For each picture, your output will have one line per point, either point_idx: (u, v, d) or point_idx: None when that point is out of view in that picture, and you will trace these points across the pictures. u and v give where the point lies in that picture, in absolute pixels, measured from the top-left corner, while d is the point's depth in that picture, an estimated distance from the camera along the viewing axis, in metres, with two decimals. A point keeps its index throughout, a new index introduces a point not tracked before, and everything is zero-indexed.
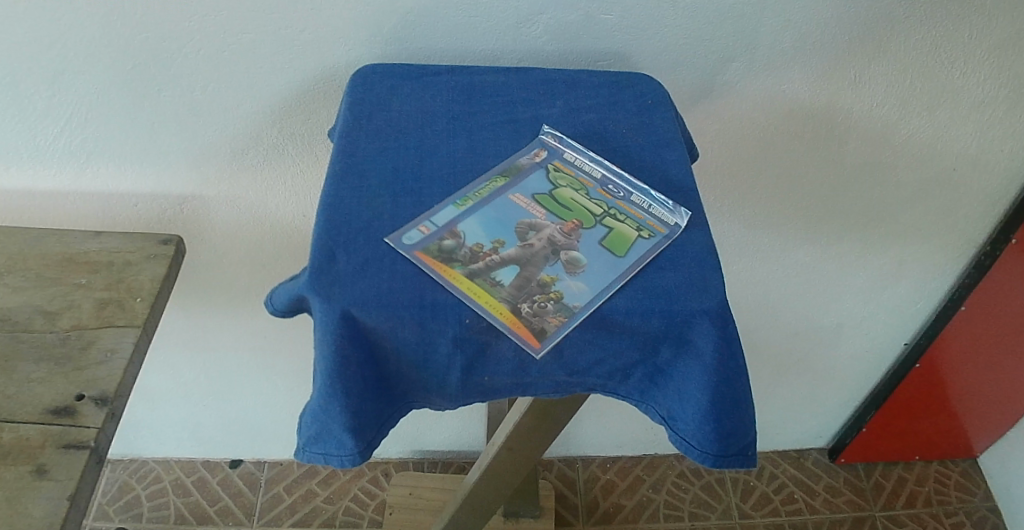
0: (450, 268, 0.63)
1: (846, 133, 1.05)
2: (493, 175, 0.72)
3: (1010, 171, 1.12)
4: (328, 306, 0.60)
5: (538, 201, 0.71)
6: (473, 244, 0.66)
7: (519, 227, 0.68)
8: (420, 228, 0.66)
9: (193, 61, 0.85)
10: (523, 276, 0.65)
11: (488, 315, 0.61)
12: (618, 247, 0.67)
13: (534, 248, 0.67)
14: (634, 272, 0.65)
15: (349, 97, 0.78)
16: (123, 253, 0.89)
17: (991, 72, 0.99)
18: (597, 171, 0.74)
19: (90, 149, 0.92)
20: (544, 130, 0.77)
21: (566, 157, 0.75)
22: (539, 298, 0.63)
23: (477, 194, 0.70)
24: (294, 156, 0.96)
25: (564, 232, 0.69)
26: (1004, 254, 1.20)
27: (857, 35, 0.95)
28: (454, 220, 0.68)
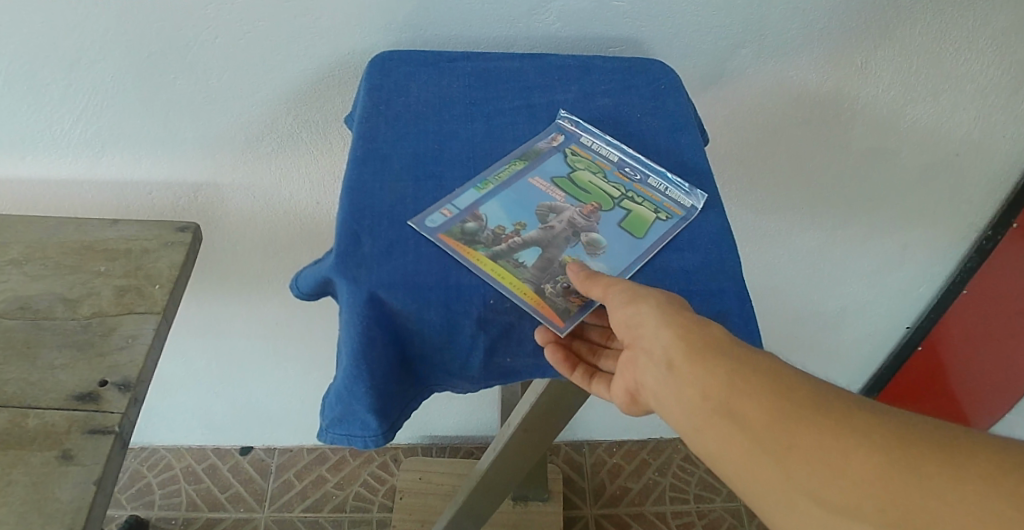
0: (473, 250, 0.64)
1: (853, 117, 1.06)
2: (512, 159, 0.73)
3: (1013, 155, 1.13)
4: (356, 288, 0.61)
5: (557, 184, 0.72)
6: (496, 226, 0.67)
7: (540, 209, 0.69)
8: (443, 211, 0.67)
9: (209, 50, 0.86)
10: (546, 257, 0.66)
11: (512, 295, 0.62)
12: (636, 229, 0.69)
13: (555, 231, 0.68)
14: (651, 255, 0.66)
15: (367, 83, 0.79)
16: (141, 240, 0.90)
17: (995, 57, 1.01)
18: (614, 155, 0.75)
19: (106, 138, 0.93)
20: (561, 115, 0.77)
21: (583, 141, 0.76)
22: (561, 280, 0.64)
23: (497, 178, 0.71)
24: (308, 143, 0.96)
25: (583, 215, 0.70)
26: (1006, 238, 1.21)
27: (864, 22, 0.96)
28: (476, 203, 0.68)
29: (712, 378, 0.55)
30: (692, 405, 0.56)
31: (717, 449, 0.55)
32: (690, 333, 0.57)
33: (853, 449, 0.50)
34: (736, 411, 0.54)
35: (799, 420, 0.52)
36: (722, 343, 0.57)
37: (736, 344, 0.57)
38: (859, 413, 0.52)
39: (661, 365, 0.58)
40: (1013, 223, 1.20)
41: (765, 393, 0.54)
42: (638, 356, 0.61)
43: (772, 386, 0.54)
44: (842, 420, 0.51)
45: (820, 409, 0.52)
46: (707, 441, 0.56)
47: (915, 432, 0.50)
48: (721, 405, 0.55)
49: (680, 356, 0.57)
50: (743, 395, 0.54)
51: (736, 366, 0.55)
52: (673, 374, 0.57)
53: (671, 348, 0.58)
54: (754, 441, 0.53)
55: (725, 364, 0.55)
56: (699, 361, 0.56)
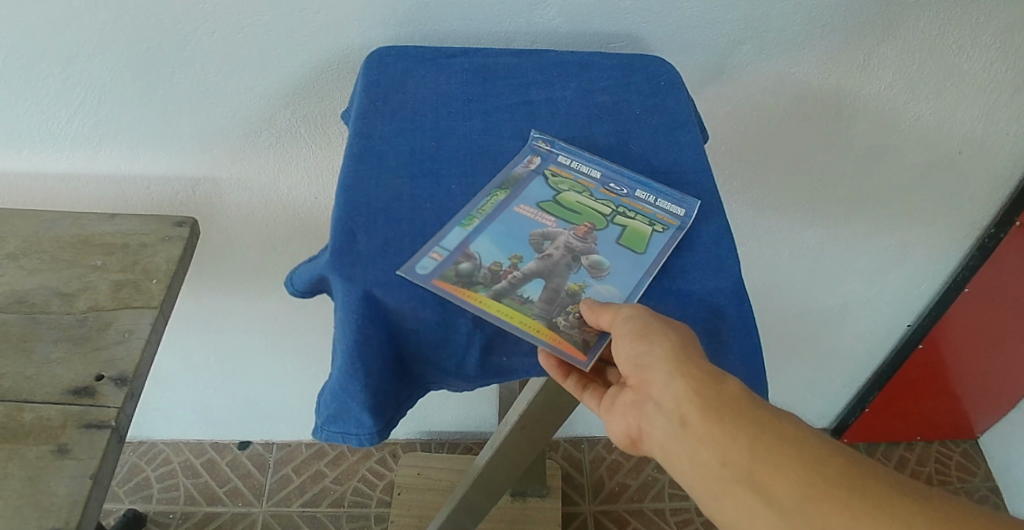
0: (474, 292, 0.62)
1: (855, 115, 1.06)
2: (493, 189, 0.70)
3: (1016, 153, 1.12)
4: (351, 286, 0.60)
5: (544, 209, 0.69)
6: (491, 263, 0.64)
7: (532, 239, 0.67)
8: (432, 255, 0.63)
9: (207, 44, 0.86)
10: (551, 288, 0.64)
11: (529, 335, 0.60)
12: (637, 244, 0.67)
13: (553, 259, 0.66)
14: (658, 267, 0.65)
15: (365, 79, 0.78)
16: (139, 235, 0.89)
17: (999, 54, 1.00)
18: (595, 171, 0.73)
19: (104, 132, 0.92)
20: (533, 136, 0.75)
21: (560, 161, 0.73)
22: (573, 309, 0.63)
23: (481, 210, 0.68)
24: (307, 139, 0.96)
25: (578, 237, 0.68)
26: (1008, 237, 1.21)
27: (866, 19, 0.96)
28: (466, 241, 0.65)
29: (730, 443, 0.54)
30: (709, 469, 0.55)
31: (738, 515, 0.54)
32: (707, 392, 0.56)
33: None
34: (760, 481, 0.53)
35: (824, 494, 0.51)
36: (742, 405, 0.55)
37: (753, 403, 0.56)
38: (889, 492, 0.51)
39: (674, 420, 0.57)
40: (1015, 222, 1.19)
41: (783, 458, 0.53)
42: (647, 405, 0.60)
43: (796, 456, 0.53)
44: (874, 499, 0.50)
45: (850, 485, 0.51)
46: (726, 506, 0.55)
47: (950, 516, 0.49)
48: (742, 473, 0.54)
49: (697, 416, 0.56)
50: (767, 466, 0.53)
51: (755, 429, 0.54)
52: (686, 432, 0.56)
53: (687, 405, 0.56)
54: (780, 516, 0.52)
55: (741, 424, 0.55)
56: (717, 422, 0.55)
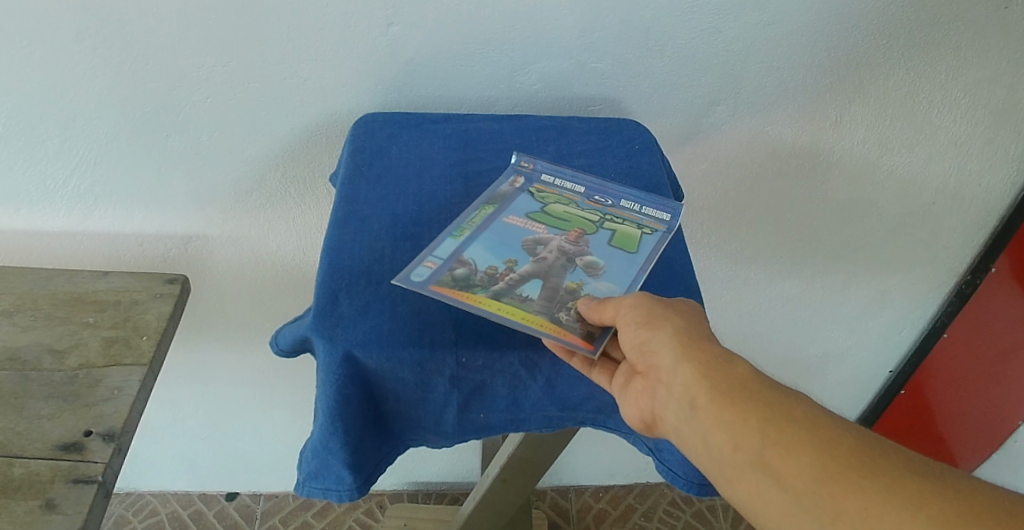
0: (472, 292, 0.64)
1: (828, 171, 1.10)
2: (481, 205, 0.75)
3: (989, 203, 1.16)
4: (332, 348, 0.63)
5: (534, 219, 0.74)
6: (486, 267, 0.67)
7: (526, 245, 0.71)
8: (426, 264, 0.67)
9: (202, 108, 0.90)
10: (549, 287, 0.66)
11: (532, 328, 0.62)
12: (628, 244, 0.72)
13: (548, 261, 0.69)
14: (651, 264, 0.70)
15: (352, 144, 0.82)
16: (131, 292, 0.93)
17: (970, 109, 1.05)
18: (578, 186, 0.78)
19: (100, 192, 0.96)
20: (516, 159, 0.80)
21: (544, 180, 0.79)
22: (572, 305, 0.65)
23: (471, 223, 0.72)
24: (298, 199, 1.00)
25: (570, 241, 0.72)
26: (985, 282, 1.24)
27: (837, 79, 1.00)
28: (458, 250, 0.69)
29: (740, 425, 0.57)
30: (720, 453, 0.57)
31: (751, 499, 0.56)
32: (715, 374, 0.59)
33: (895, 515, 0.51)
34: (770, 464, 0.55)
35: (837, 477, 0.53)
36: (752, 390, 0.58)
37: (762, 384, 0.58)
38: (899, 475, 0.52)
39: (684, 403, 0.59)
40: (992, 268, 1.22)
41: (795, 438, 0.55)
42: (657, 391, 0.62)
43: (805, 440, 0.55)
44: (884, 482, 0.52)
45: (860, 469, 0.53)
46: (740, 491, 0.57)
47: (961, 500, 0.50)
48: (752, 457, 0.56)
49: (706, 399, 0.58)
50: (776, 450, 0.55)
51: (765, 411, 0.57)
52: (697, 414, 0.59)
53: (696, 388, 0.59)
54: (793, 498, 0.54)
55: (751, 407, 0.57)
56: (724, 405, 0.58)
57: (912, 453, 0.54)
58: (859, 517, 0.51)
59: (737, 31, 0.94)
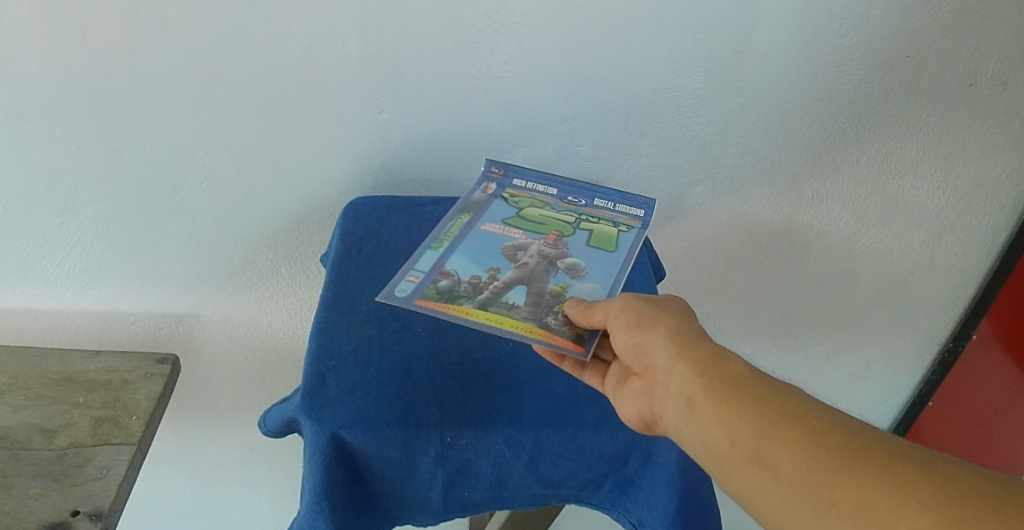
0: (460, 305, 0.69)
1: (805, 247, 1.14)
2: (457, 215, 0.82)
3: (965, 273, 1.20)
4: (319, 428, 0.65)
5: (510, 224, 0.81)
6: (470, 277, 0.73)
7: (507, 251, 0.77)
8: (409, 278, 0.72)
9: (198, 190, 0.93)
10: (533, 293, 0.73)
11: (523, 334, 0.67)
12: (606, 242, 0.81)
13: (530, 265, 0.76)
14: (631, 258, 0.79)
15: (341, 227, 0.84)
16: (121, 371, 0.94)
17: (942, 183, 1.09)
18: (551, 191, 0.88)
19: (94, 272, 0.97)
20: (489, 166, 0.89)
21: (516, 185, 0.88)
22: (558, 311, 0.71)
23: (449, 234, 0.79)
24: (285, 277, 1.03)
25: (549, 245, 0.79)
26: (968, 349, 1.26)
27: (811, 158, 1.05)
28: (440, 261, 0.75)
29: (737, 422, 0.58)
30: (718, 450, 0.59)
31: (748, 493, 0.58)
32: (709, 372, 0.61)
33: (891, 502, 0.52)
34: (766, 458, 0.57)
35: (834, 469, 0.54)
36: (746, 385, 0.60)
37: (755, 381, 0.60)
38: (896, 466, 0.53)
39: (680, 401, 0.61)
40: (973, 334, 1.24)
41: (789, 431, 0.57)
42: (654, 390, 0.64)
43: (801, 433, 0.56)
44: (879, 470, 0.53)
45: (855, 459, 0.54)
46: (739, 486, 0.58)
47: (958, 486, 0.51)
48: (749, 453, 0.58)
49: (701, 396, 0.60)
50: (772, 444, 0.57)
51: (760, 407, 0.58)
52: (694, 412, 0.61)
53: (690, 386, 0.61)
54: (791, 491, 0.55)
55: (746, 403, 0.59)
56: (720, 402, 0.59)
57: (906, 442, 0.55)
58: (856, 506, 0.52)
59: (715, 116, 0.99)
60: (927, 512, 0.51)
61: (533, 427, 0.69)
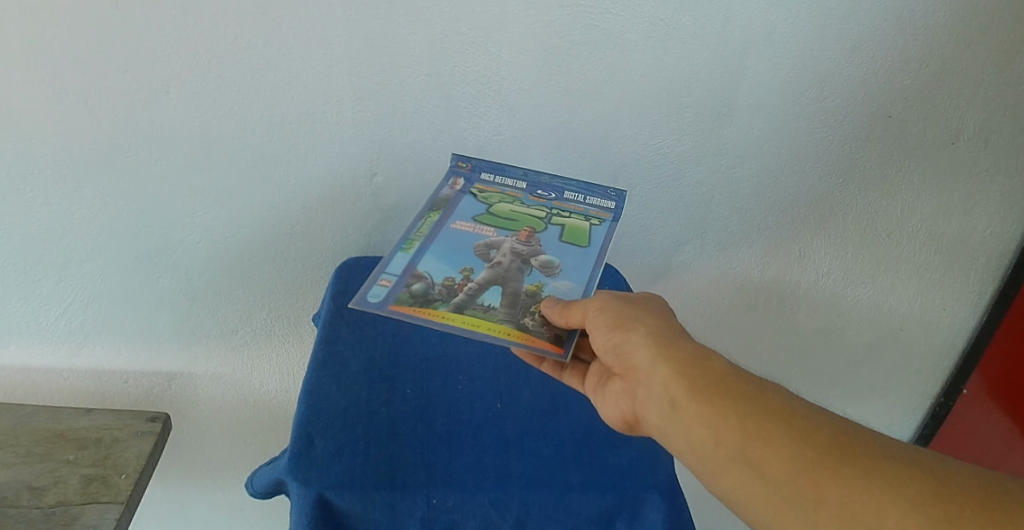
0: (435, 308, 0.72)
1: (794, 304, 1.16)
2: (427, 213, 0.84)
3: (955, 328, 1.20)
4: (305, 489, 0.65)
5: (480, 221, 0.83)
6: (444, 280, 0.75)
7: (479, 251, 0.79)
8: (382, 283, 0.74)
9: (193, 250, 0.95)
10: (506, 293, 0.75)
11: (500, 337, 0.70)
12: (579, 237, 0.83)
13: (504, 265, 0.78)
14: (604, 253, 0.81)
15: (333, 287, 0.86)
16: (112, 429, 0.95)
17: (927, 240, 1.11)
18: (521, 184, 0.88)
19: (89, 330, 0.99)
20: (455, 159, 0.89)
21: (485, 179, 0.88)
22: (534, 310, 0.74)
23: (419, 234, 0.81)
24: (279, 335, 1.05)
25: (522, 241, 0.81)
26: (959, 403, 1.26)
27: (796, 218, 1.07)
28: (412, 264, 0.77)
29: (722, 423, 0.62)
30: (704, 449, 0.62)
31: (734, 490, 0.61)
32: (692, 373, 0.65)
33: (876, 497, 0.56)
34: (750, 457, 0.60)
35: (819, 467, 0.58)
36: (726, 385, 0.64)
37: (737, 382, 0.64)
38: (876, 462, 0.57)
39: (665, 402, 0.65)
40: (964, 389, 1.24)
41: (772, 431, 0.61)
42: (639, 391, 0.68)
43: (782, 432, 0.60)
44: (862, 468, 0.57)
45: (840, 457, 0.58)
46: (725, 483, 0.62)
47: (934, 479, 0.56)
48: (734, 453, 0.61)
49: (685, 398, 0.64)
50: (756, 444, 0.61)
51: (743, 409, 0.62)
52: (679, 412, 0.64)
53: (675, 387, 0.65)
54: (776, 489, 0.59)
55: (730, 404, 0.62)
56: (705, 403, 0.63)
57: (882, 439, 0.60)
58: (843, 502, 0.57)
59: (701, 176, 1.02)
60: (905, 503, 0.55)
61: (520, 489, 0.69)
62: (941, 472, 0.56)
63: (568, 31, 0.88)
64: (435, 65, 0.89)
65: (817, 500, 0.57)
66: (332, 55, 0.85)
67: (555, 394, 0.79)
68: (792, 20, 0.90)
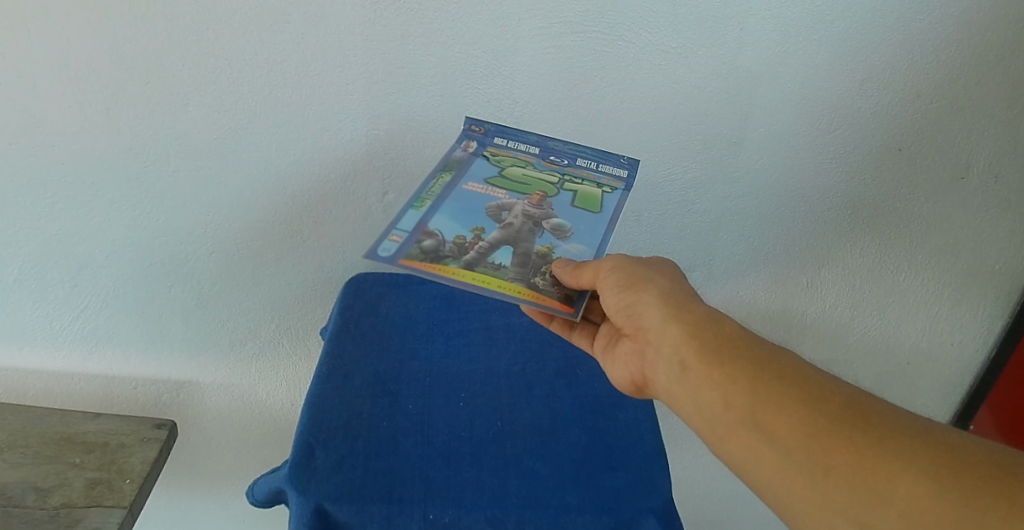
0: (445, 265, 0.71)
1: (800, 333, 1.16)
2: (439, 173, 0.83)
3: (963, 362, 1.20)
4: (304, 499, 0.66)
5: (493, 184, 0.82)
6: (454, 238, 0.74)
7: (491, 212, 0.79)
8: (393, 239, 0.72)
9: (205, 261, 0.97)
10: (518, 254, 0.74)
11: (511, 296, 0.69)
12: (591, 203, 0.83)
13: (516, 226, 0.78)
14: (616, 219, 0.81)
15: (341, 302, 0.87)
16: (119, 434, 0.96)
17: (935, 273, 1.11)
18: (534, 149, 0.89)
19: (101, 336, 1.00)
20: (470, 124, 0.90)
21: (497, 143, 0.89)
22: (545, 270, 0.74)
23: (430, 194, 0.80)
24: (287, 348, 1.06)
25: (533, 204, 0.81)
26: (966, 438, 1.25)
27: (803, 248, 1.08)
28: (423, 222, 0.75)
29: (731, 387, 0.62)
30: (712, 412, 0.63)
31: (741, 455, 0.61)
32: (704, 335, 0.66)
33: (887, 465, 0.55)
34: (760, 421, 0.60)
35: (829, 433, 0.58)
36: (737, 347, 0.64)
37: (750, 348, 0.64)
38: (889, 431, 0.57)
39: (675, 364, 0.66)
40: (970, 424, 1.24)
41: (782, 395, 0.61)
42: (649, 352, 0.69)
43: (794, 397, 0.60)
44: (872, 435, 0.57)
45: (851, 424, 0.58)
46: (732, 448, 0.62)
47: (948, 450, 0.55)
48: (743, 415, 0.61)
49: (696, 360, 0.65)
50: (766, 408, 0.61)
51: (753, 373, 0.62)
52: (689, 374, 0.65)
53: (685, 348, 0.66)
54: (785, 454, 0.59)
55: (740, 368, 0.63)
56: (715, 366, 0.64)
57: (898, 411, 0.59)
58: (852, 468, 0.56)
59: (709, 203, 1.03)
60: (916, 472, 0.54)
61: (516, 508, 0.70)
62: (956, 444, 0.55)
63: (581, 57, 0.90)
64: (448, 86, 0.90)
65: (825, 465, 0.57)
66: (348, 74, 0.88)
67: (555, 415, 0.79)
68: (801, 52, 0.91)
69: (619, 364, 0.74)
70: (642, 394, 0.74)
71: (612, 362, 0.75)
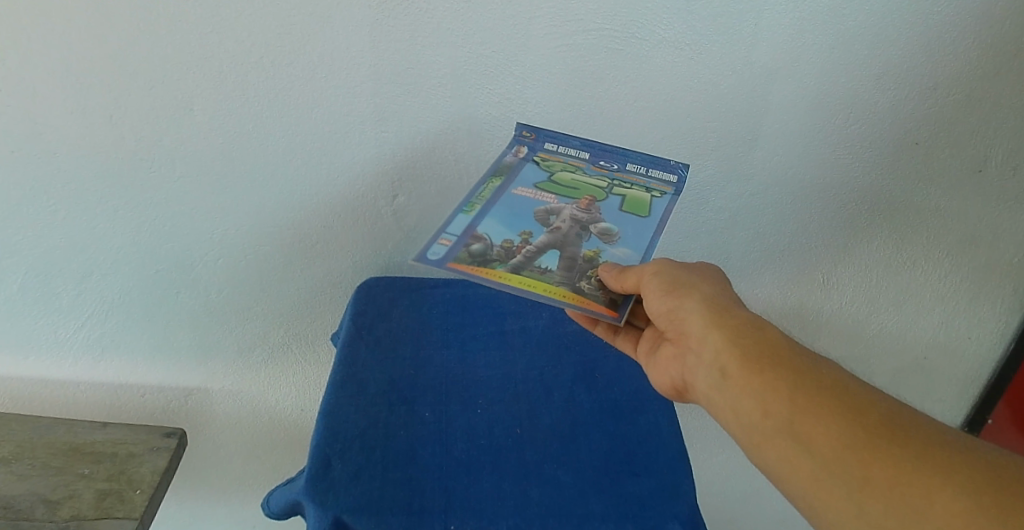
0: (493, 268, 0.70)
1: (817, 331, 1.15)
2: (488, 179, 0.82)
3: (981, 357, 1.18)
4: (322, 512, 0.65)
5: (542, 189, 0.81)
6: (502, 242, 0.74)
7: (540, 215, 0.78)
8: (442, 242, 0.72)
9: (212, 267, 0.95)
10: (565, 258, 0.73)
11: (556, 300, 0.68)
12: (640, 208, 0.81)
13: (564, 230, 0.77)
14: (665, 224, 0.79)
15: (353, 307, 0.86)
16: (127, 444, 0.94)
17: (954, 268, 1.09)
18: (583, 153, 0.87)
19: (106, 344, 0.99)
20: (522, 129, 0.89)
21: (548, 147, 0.88)
22: (591, 274, 0.72)
23: (480, 199, 0.79)
24: (296, 353, 1.04)
25: (582, 209, 0.80)
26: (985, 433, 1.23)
27: (820, 245, 1.06)
28: (471, 226, 0.75)
29: (771, 394, 0.61)
30: (750, 420, 0.62)
31: (778, 464, 0.60)
32: (747, 342, 0.64)
33: (926, 481, 0.53)
34: (798, 430, 0.59)
35: (868, 445, 0.56)
36: (782, 356, 0.63)
37: (796, 356, 0.63)
38: (933, 447, 0.55)
39: (715, 370, 0.65)
40: (988, 419, 1.22)
41: (825, 403, 0.59)
42: (690, 358, 0.68)
43: (836, 407, 0.59)
44: (914, 450, 0.55)
45: (892, 438, 0.56)
46: (769, 456, 0.61)
47: (992, 469, 0.53)
48: (782, 423, 0.60)
49: (736, 367, 0.63)
50: (805, 417, 0.59)
51: (797, 381, 0.61)
52: (729, 380, 0.64)
53: (726, 356, 0.64)
54: (821, 465, 0.57)
55: (783, 377, 0.61)
56: (756, 374, 0.62)
57: (946, 429, 0.57)
58: (889, 482, 0.54)
59: (724, 201, 1.01)
60: (956, 489, 0.52)
61: (538, 517, 0.68)
62: (1002, 464, 0.53)
63: (593, 54, 0.88)
64: (459, 86, 0.88)
65: (861, 477, 0.55)
66: (356, 76, 0.86)
67: (575, 420, 0.77)
68: (818, 48, 0.89)
69: (656, 369, 0.73)
70: (681, 399, 0.72)
71: (651, 366, 0.74)
